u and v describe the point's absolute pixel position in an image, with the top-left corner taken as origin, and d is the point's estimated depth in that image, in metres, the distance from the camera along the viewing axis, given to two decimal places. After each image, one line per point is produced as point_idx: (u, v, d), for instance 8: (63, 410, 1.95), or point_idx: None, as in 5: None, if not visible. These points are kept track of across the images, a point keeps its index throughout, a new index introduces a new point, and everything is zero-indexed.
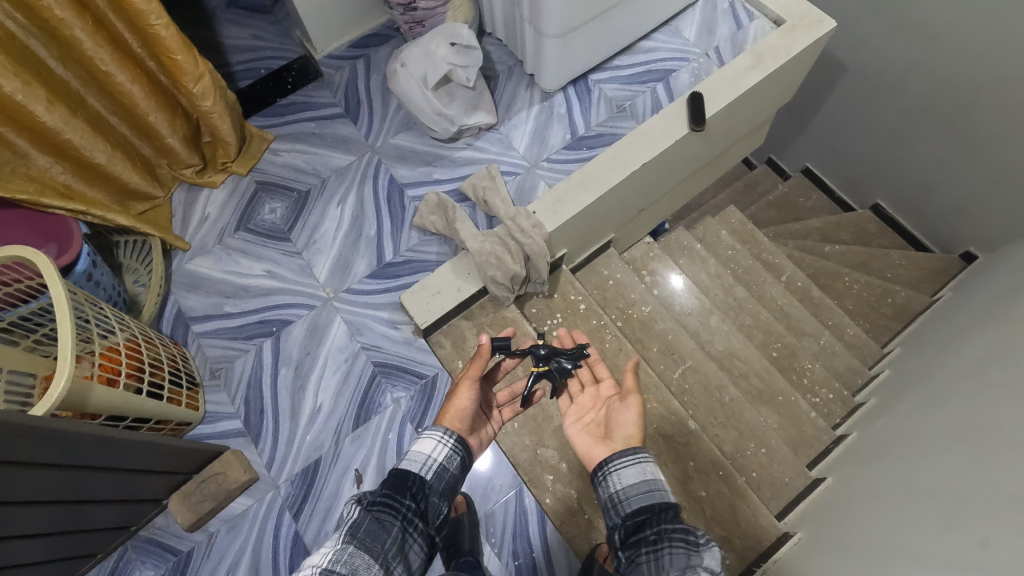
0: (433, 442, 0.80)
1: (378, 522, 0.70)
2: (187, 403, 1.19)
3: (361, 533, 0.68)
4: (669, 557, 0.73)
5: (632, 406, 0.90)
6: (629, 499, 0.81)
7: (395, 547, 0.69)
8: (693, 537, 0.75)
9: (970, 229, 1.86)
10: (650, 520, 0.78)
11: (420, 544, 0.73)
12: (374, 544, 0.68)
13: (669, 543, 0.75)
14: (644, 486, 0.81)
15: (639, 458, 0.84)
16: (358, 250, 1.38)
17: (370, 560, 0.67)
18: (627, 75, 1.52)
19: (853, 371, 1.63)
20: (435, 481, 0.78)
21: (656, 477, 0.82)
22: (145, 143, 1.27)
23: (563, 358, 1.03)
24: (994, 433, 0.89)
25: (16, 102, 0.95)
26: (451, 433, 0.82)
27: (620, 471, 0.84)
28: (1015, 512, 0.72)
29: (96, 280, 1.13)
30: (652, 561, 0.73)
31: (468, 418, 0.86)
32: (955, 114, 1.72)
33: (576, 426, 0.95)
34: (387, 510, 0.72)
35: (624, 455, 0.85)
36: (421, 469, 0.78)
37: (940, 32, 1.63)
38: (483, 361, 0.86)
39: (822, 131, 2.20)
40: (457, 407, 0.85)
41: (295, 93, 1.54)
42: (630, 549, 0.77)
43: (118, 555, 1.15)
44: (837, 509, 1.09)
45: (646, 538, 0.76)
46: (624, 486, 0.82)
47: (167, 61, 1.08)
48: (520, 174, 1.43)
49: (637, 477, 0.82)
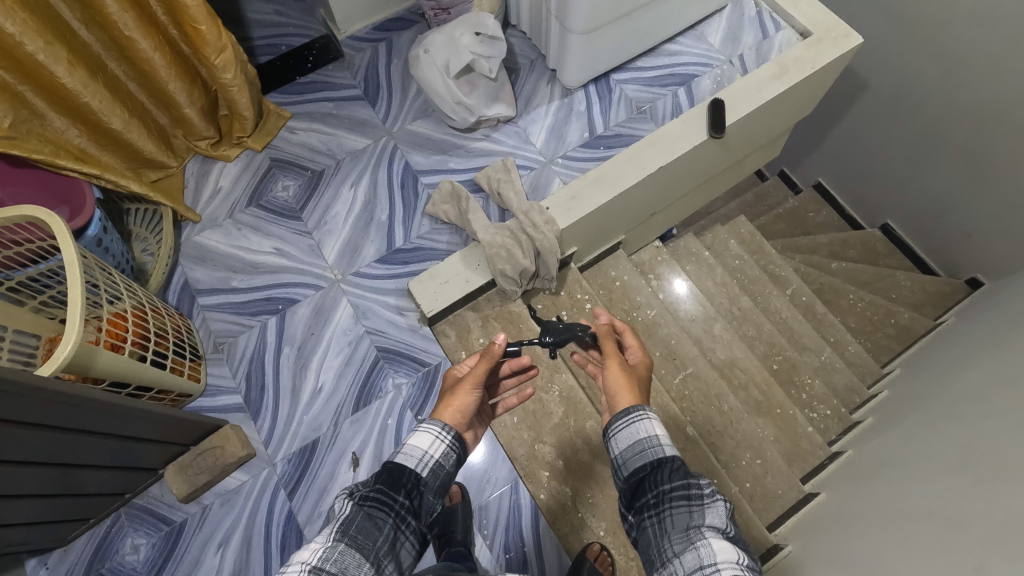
0: (431, 438, 0.79)
1: (371, 519, 0.70)
2: (189, 374, 1.19)
3: (352, 530, 0.68)
4: (671, 518, 0.73)
5: (612, 371, 0.90)
6: (627, 462, 0.81)
7: (386, 545, 0.70)
8: (695, 490, 0.74)
9: (979, 256, 1.86)
10: (651, 477, 0.77)
11: (411, 543, 0.73)
12: (365, 542, 0.68)
13: (675, 504, 0.74)
14: (639, 446, 0.81)
15: (633, 413, 0.83)
16: (369, 234, 1.37)
17: (360, 560, 0.66)
18: (649, 77, 1.51)
19: (852, 390, 1.63)
20: (431, 478, 0.78)
21: (654, 432, 0.81)
22: (162, 112, 1.27)
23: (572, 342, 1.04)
24: (993, 460, 0.89)
25: (37, 62, 0.95)
26: (449, 429, 0.81)
27: (618, 432, 0.83)
28: (1012, 538, 0.72)
29: (106, 245, 1.13)
30: (654, 524, 0.74)
31: (469, 414, 0.85)
32: (973, 140, 1.71)
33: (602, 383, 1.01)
34: (379, 506, 0.71)
35: (619, 418, 0.84)
36: (417, 466, 0.77)
37: (964, 56, 1.62)
38: (492, 360, 0.88)
39: (837, 147, 2.20)
40: (458, 403, 0.85)
41: (315, 72, 1.53)
42: (638, 510, 0.77)
43: (111, 522, 1.15)
44: (830, 525, 1.09)
45: (648, 501, 0.76)
46: (621, 449, 0.82)
47: (190, 30, 1.08)
48: (535, 168, 1.43)
49: (631, 438, 0.81)
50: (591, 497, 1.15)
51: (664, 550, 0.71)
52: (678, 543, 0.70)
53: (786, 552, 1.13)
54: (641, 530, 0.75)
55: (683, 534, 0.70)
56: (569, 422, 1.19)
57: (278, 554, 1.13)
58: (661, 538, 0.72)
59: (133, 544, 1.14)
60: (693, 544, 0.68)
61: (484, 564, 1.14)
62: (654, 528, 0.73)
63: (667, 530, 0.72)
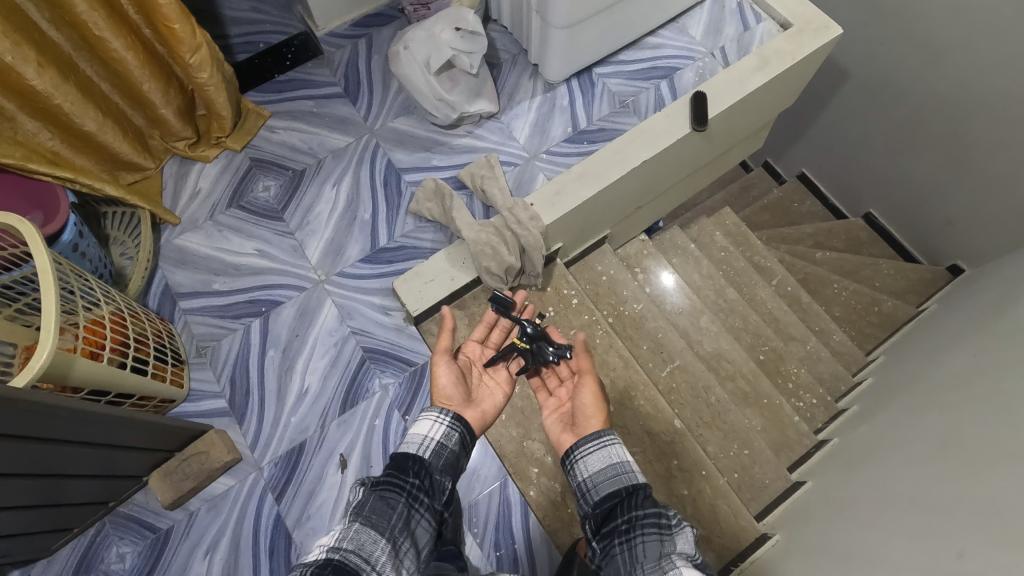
0: (428, 422, 0.81)
1: (383, 500, 0.69)
2: (172, 379, 1.17)
3: (366, 511, 0.67)
4: (642, 547, 0.71)
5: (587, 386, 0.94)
6: (597, 486, 0.81)
7: (400, 523, 0.68)
8: (665, 519, 0.72)
9: (960, 243, 1.89)
10: (620, 501, 0.77)
11: (427, 520, 0.72)
12: (380, 521, 0.67)
13: (646, 533, 0.72)
14: (612, 470, 0.82)
15: (602, 439, 0.85)
16: (352, 233, 1.36)
17: (377, 536, 0.66)
18: (632, 70, 1.51)
19: (837, 378, 1.65)
20: (435, 459, 0.78)
21: (624, 460, 0.82)
22: (137, 112, 1.24)
23: (548, 344, 1.01)
24: (975, 445, 0.91)
25: (4, 63, 0.92)
26: (446, 411, 0.83)
27: (586, 457, 0.84)
28: (993, 523, 0.73)
29: (82, 250, 1.11)
30: (625, 551, 0.71)
31: (452, 392, 0.91)
32: (953, 129, 1.73)
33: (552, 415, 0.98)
34: (390, 488, 0.71)
35: (589, 442, 0.86)
36: (418, 450, 0.78)
37: (942, 46, 1.64)
38: (448, 333, 0.93)
39: (819, 138, 2.21)
40: (440, 387, 0.90)
41: (294, 70, 1.51)
42: (609, 538, 0.75)
43: (95, 530, 1.13)
44: (816, 513, 1.10)
45: (619, 526, 0.75)
46: (591, 472, 0.83)
47: (163, 29, 1.05)
48: (519, 164, 1.42)
49: (603, 462, 0.83)
50: None
51: None
52: (651, 574, 0.67)
53: (774, 541, 1.14)
54: (610, 559, 0.73)
55: (655, 564, 0.68)
56: None
57: (267, 558, 1.13)
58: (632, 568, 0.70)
59: (119, 553, 1.12)
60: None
61: (475, 562, 1.14)
62: (624, 558, 0.71)
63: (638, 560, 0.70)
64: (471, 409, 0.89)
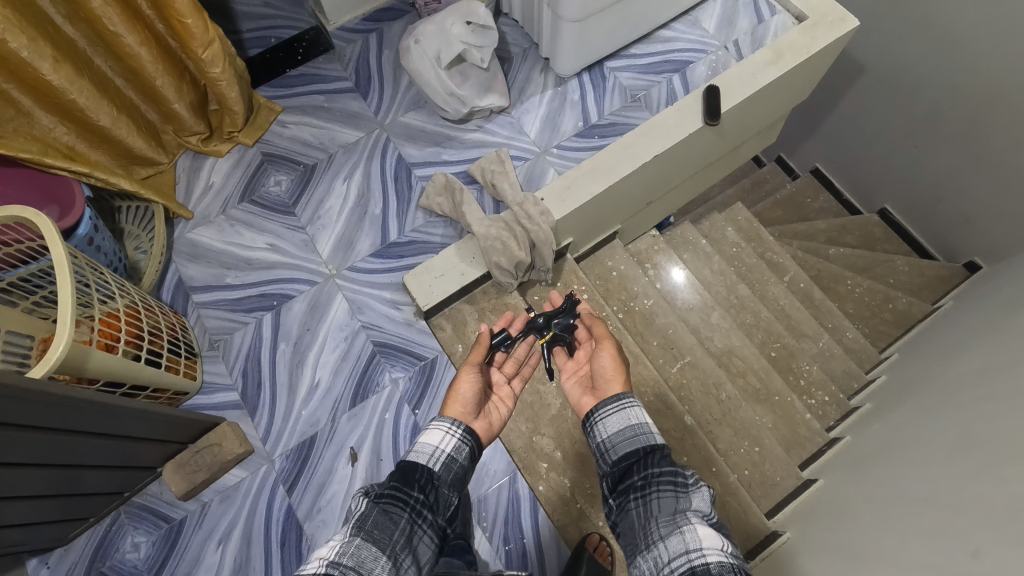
0: (439, 436, 0.81)
1: (386, 514, 0.69)
2: (185, 372, 1.19)
3: (368, 525, 0.67)
4: (658, 502, 0.71)
5: (605, 349, 0.94)
6: (616, 446, 0.81)
7: (402, 539, 0.69)
8: (682, 478, 0.73)
9: (976, 239, 1.86)
10: (637, 458, 0.77)
11: (429, 537, 0.73)
12: (382, 536, 0.67)
13: (660, 486, 0.73)
14: (630, 431, 0.81)
15: (621, 400, 0.85)
16: (362, 228, 1.36)
17: (377, 553, 0.65)
18: (643, 64, 1.50)
19: (850, 376, 1.64)
20: (443, 472, 0.79)
21: (642, 419, 0.82)
22: (151, 108, 1.25)
23: (558, 317, 1.02)
24: (990, 445, 0.89)
25: (21, 59, 0.93)
26: (459, 424, 0.83)
27: (605, 415, 0.84)
28: (1008, 522, 0.72)
29: (97, 245, 1.12)
30: (640, 507, 0.72)
31: (472, 401, 0.89)
32: (971, 123, 1.70)
33: (570, 380, 0.98)
34: (394, 502, 0.71)
35: (608, 403, 0.86)
36: (428, 461, 0.78)
37: (960, 38, 1.61)
38: (483, 348, 0.95)
39: (834, 132, 2.18)
40: (460, 393, 0.88)
41: (305, 64, 1.52)
42: (624, 492, 0.76)
43: (110, 520, 1.14)
44: (828, 512, 1.09)
45: (634, 483, 0.75)
46: (610, 434, 0.83)
47: (176, 23, 1.06)
48: (530, 159, 1.41)
49: (622, 423, 0.82)
50: (591, 488, 1.15)
51: (650, 534, 0.69)
52: (664, 527, 0.68)
53: (785, 539, 1.13)
54: (626, 511, 0.74)
55: (669, 518, 0.69)
56: (567, 413, 1.20)
57: (279, 549, 1.14)
58: (647, 519, 0.71)
59: (133, 543, 1.14)
60: (679, 529, 0.67)
61: (484, 557, 1.14)
62: (639, 509, 0.72)
63: (651, 512, 0.71)
64: (481, 421, 0.89)
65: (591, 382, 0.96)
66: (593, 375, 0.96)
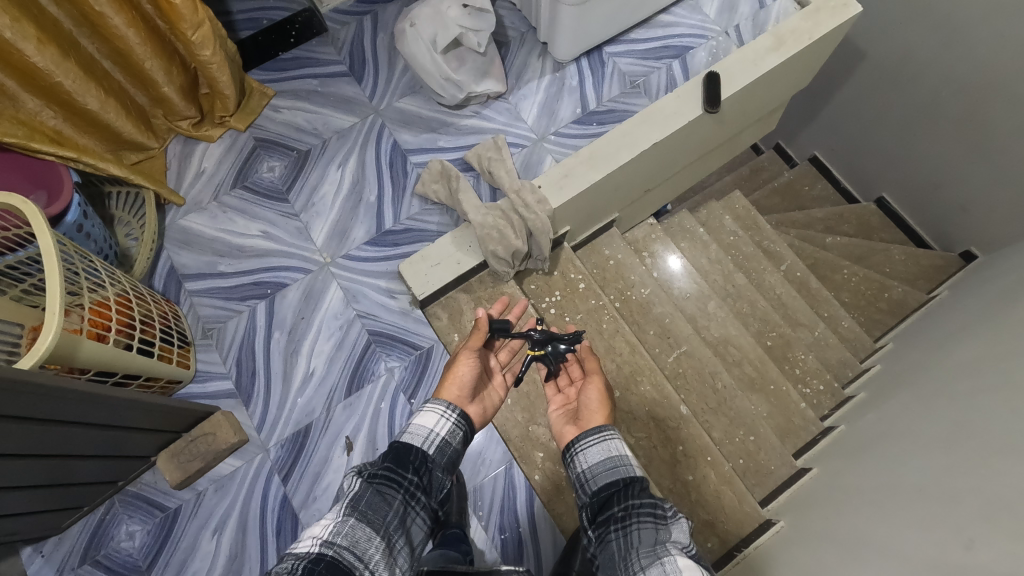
0: (435, 419, 0.80)
1: (380, 495, 0.69)
2: (178, 361, 1.17)
3: (362, 505, 0.67)
4: (637, 534, 0.71)
5: (593, 386, 0.95)
6: (596, 477, 0.82)
7: (396, 519, 0.69)
8: (661, 510, 0.73)
9: (973, 228, 1.85)
10: (617, 488, 0.78)
11: (421, 519, 0.73)
12: (375, 516, 0.67)
13: (639, 516, 0.73)
14: (610, 463, 0.82)
15: (604, 433, 0.86)
16: (357, 215, 1.35)
17: (371, 533, 0.66)
18: (643, 50, 1.47)
19: (844, 365, 1.65)
20: (438, 455, 0.78)
21: (623, 453, 0.83)
22: (140, 91, 1.22)
23: (559, 342, 0.99)
24: (983, 436, 0.90)
25: (5, 41, 0.91)
26: (453, 409, 0.83)
27: (587, 446, 0.86)
28: (1001, 513, 0.73)
29: (87, 231, 1.10)
30: (619, 537, 0.72)
31: (467, 385, 0.88)
32: (971, 112, 1.69)
33: (558, 411, 0.98)
34: (388, 483, 0.71)
35: (590, 435, 0.87)
36: (423, 444, 0.78)
37: (964, 25, 1.59)
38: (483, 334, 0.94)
39: (833, 120, 2.17)
40: (457, 375, 0.88)
41: (298, 48, 1.48)
42: (603, 523, 0.75)
43: (105, 509, 1.14)
44: (821, 501, 1.10)
45: (614, 514, 0.75)
46: (590, 465, 0.84)
47: (165, 5, 1.03)
48: (527, 146, 1.39)
49: (603, 454, 0.84)
50: None
51: (630, 563, 0.68)
52: (644, 557, 0.67)
53: (778, 527, 1.14)
54: (604, 542, 0.73)
55: (649, 549, 0.68)
56: None
57: (274, 537, 1.14)
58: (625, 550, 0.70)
59: (129, 531, 1.13)
60: (659, 559, 0.66)
61: (480, 545, 1.14)
62: (617, 540, 0.72)
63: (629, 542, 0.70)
64: (475, 406, 0.89)
65: (574, 414, 0.95)
66: (578, 408, 0.95)
